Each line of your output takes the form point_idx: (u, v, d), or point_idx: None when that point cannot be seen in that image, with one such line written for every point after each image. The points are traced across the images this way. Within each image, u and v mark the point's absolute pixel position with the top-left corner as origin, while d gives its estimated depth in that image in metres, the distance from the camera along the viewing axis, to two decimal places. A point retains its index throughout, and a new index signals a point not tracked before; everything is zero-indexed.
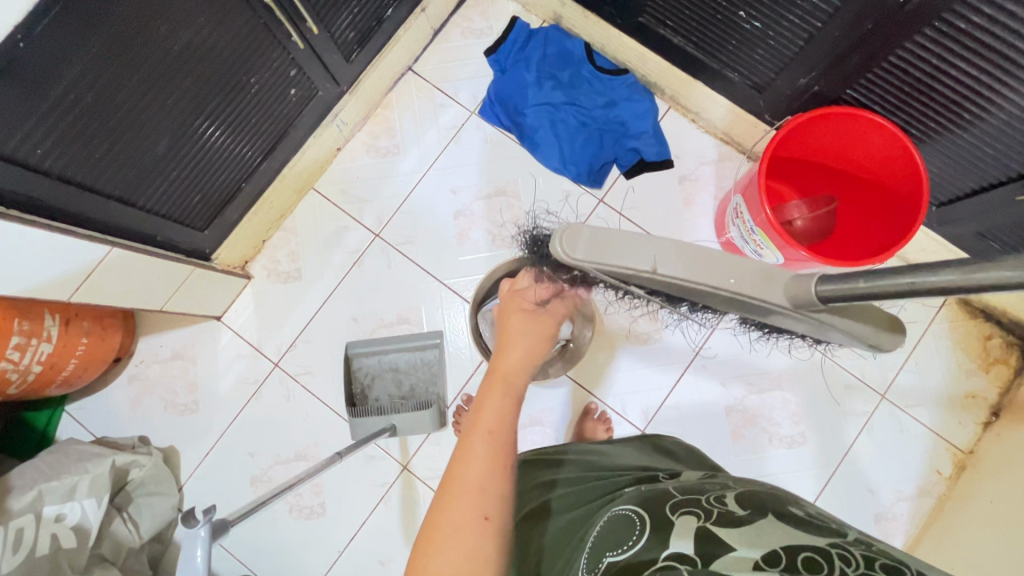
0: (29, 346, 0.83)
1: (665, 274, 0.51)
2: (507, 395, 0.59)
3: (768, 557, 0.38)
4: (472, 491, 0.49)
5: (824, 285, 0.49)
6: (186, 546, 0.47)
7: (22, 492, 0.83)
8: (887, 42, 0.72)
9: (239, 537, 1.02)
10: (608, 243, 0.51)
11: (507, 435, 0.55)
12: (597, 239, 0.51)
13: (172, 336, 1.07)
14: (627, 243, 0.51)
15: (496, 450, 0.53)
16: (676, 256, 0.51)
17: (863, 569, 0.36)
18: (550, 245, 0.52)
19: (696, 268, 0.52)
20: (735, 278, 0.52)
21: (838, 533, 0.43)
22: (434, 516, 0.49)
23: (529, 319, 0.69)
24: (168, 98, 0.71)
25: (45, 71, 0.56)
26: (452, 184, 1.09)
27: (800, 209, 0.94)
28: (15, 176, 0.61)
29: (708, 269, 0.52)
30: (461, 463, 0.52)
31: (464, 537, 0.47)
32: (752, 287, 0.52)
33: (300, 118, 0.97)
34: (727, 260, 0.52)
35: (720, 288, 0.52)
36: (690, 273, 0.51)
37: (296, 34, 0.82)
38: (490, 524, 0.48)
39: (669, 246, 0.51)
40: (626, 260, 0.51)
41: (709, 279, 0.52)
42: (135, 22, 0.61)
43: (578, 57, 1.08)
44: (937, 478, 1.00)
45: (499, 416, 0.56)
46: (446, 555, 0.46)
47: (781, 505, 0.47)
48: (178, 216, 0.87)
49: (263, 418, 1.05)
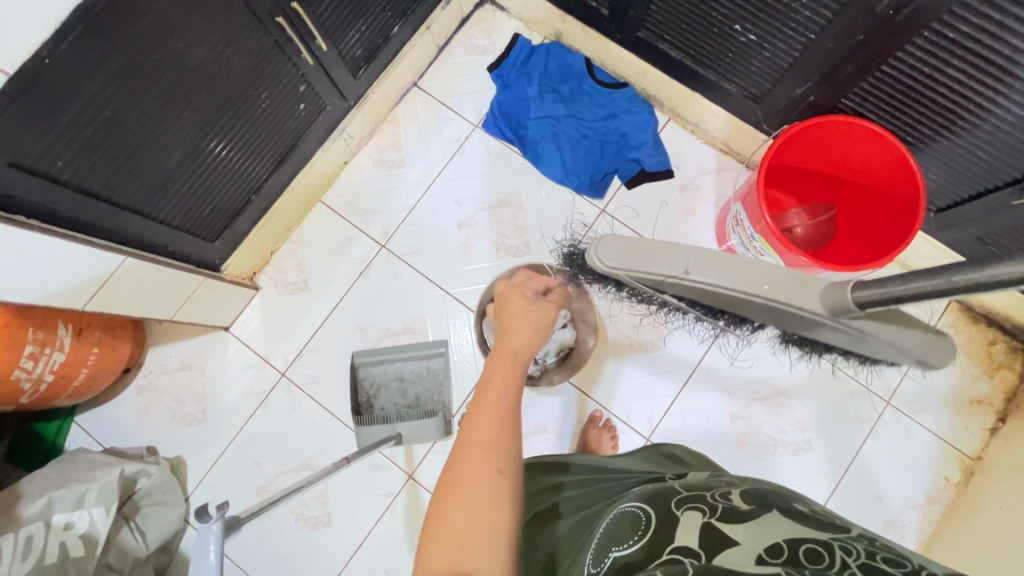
0: (42, 355, 0.84)
1: (695, 278, 0.66)
2: (515, 364, 0.62)
3: (770, 548, 0.39)
4: (486, 446, 0.51)
5: (858, 292, 0.59)
6: (199, 541, 0.48)
7: (32, 500, 0.84)
8: (879, 51, 0.74)
9: (244, 548, 1.02)
10: (645, 254, 0.66)
11: (514, 398, 0.57)
12: (633, 251, 0.67)
13: (180, 347, 1.09)
14: (661, 254, 0.66)
15: (505, 412, 0.55)
16: (706, 264, 0.66)
17: (864, 559, 0.37)
18: (589, 256, 0.68)
19: (723, 274, 0.66)
20: (768, 285, 0.65)
21: (841, 528, 0.43)
22: (449, 474, 0.50)
23: (528, 304, 0.71)
24: (182, 112, 0.74)
25: (66, 88, 0.58)
26: (457, 196, 1.11)
27: (800, 217, 0.95)
28: (36, 186, 0.63)
29: (734, 274, 0.66)
30: (475, 422, 0.53)
31: (479, 488, 0.48)
32: (784, 293, 0.65)
33: (308, 132, 0.99)
34: (757, 271, 0.66)
35: (754, 293, 0.66)
36: (716, 278, 0.66)
37: (306, 51, 0.84)
38: (505, 474, 0.50)
39: (700, 256, 0.66)
40: (662, 268, 0.66)
41: (740, 284, 0.66)
42: (153, 39, 0.63)
43: (578, 71, 1.11)
44: (946, 484, 0.99)
45: (508, 382, 0.59)
46: (464, 505, 0.47)
47: (786, 501, 0.48)
48: (190, 227, 0.89)
49: (269, 428, 1.05)
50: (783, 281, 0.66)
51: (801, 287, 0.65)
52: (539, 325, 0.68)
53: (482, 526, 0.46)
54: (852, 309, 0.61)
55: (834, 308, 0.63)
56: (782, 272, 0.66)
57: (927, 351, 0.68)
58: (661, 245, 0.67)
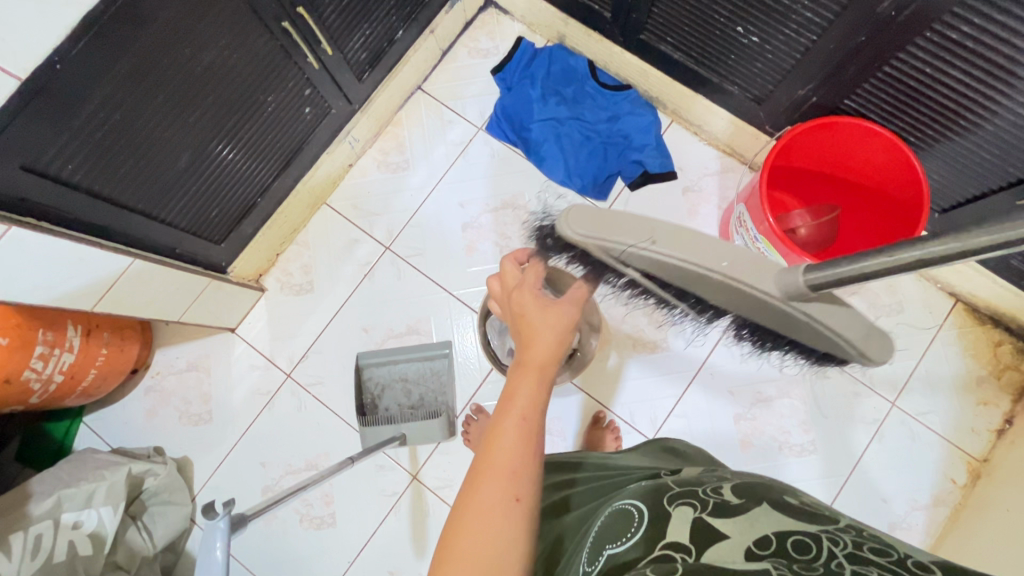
0: (51, 355, 0.85)
1: (658, 249, 0.59)
2: (539, 380, 0.58)
3: (759, 542, 0.40)
4: (504, 473, 0.50)
5: (811, 274, 0.58)
6: (206, 538, 0.49)
7: (41, 499, 0.85)
8: (881, 52, 0.75)
9: (250, 547, 1.03)
10: (611, 219, 0.60)
11: (538, 421, 0.54)
12: (598, 215, 0.60)
13: (187, 347, 1.10)
14: (626, 221, 0.60)
15: (528, 436, 0.53)
16: (673, 236, 0.60)
17: (851, 549, 0.38)
18: (558, 223, 0.62)
19: (688, 249, 0.60)
20: (728, 261, 0.59)
21: (829, 519, 0.44)
22: (465, 500, 0.49)
23: (546, 302, 0.64)
24: (189, 116, 0.75)
25: (76, 93, 0.59)
26: (461, 198, 1.12)
27: (804, 218, 0.95)
28: (47, 190, 0.64)
29: (698, 249, 0.59)
30: (494, 445, 0.52)
31: (494, 519, 0.47)
32: (742, 270, 0.59)
33: (313, 135, 1.00)
34: (721, 246, 0.60)
35: (713, 270, 0.59)
36: (679, 251, 0.59)
37: (311, 55, 0.85)
38: (522, 504, 0.49)
39: (667, 227, 0.60)
40: (625, 234, 0.59)
41: (701, 259, 0.59)
42: (162, 45, 0.64)
43: (581, 74, 1.12)
44: (951, 486, 0.99)
45: (531, 401, 0.56)
46: (477, 536, 0.47)
47: (776, 494, 0.48)
48: (197, 229, 0.90)
49: (274, 429, 1.06)
50: (743, 258, 0.59)
51: (757, 268, 0.59)
52: (557, 324, 0.62)
53: (495, 557, 0.46)
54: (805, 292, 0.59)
55: (788, 289, 0.59)
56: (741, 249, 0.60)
57: (870, 344, 0.63)
58: (626, 213, 0.60)
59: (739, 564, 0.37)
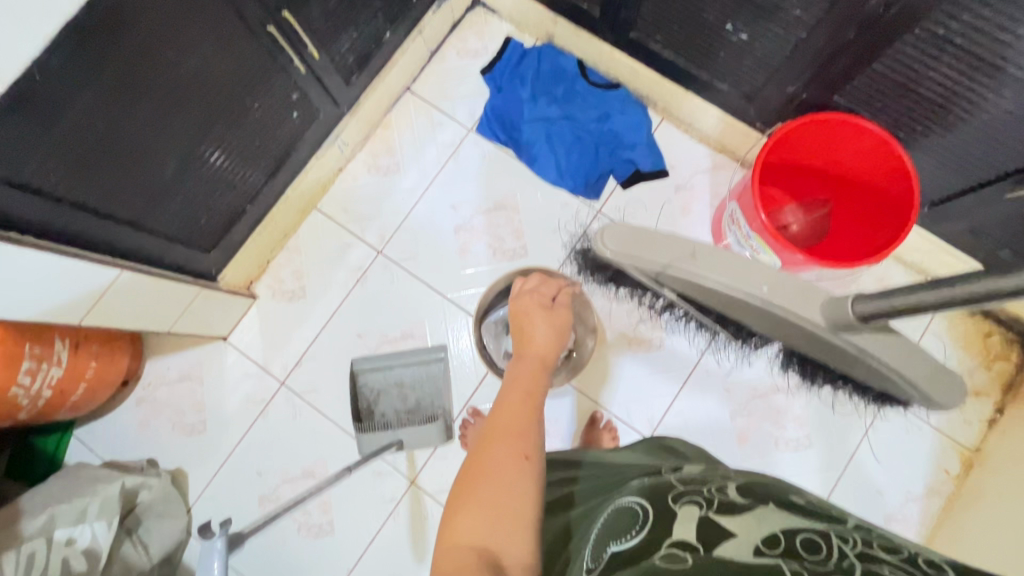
0: (39, 370, 0.84)
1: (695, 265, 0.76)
2: (544, 364, 0.71)
3: (768, 539, 0.40)
4: (515, 435, 0.56)
5: (857, 306, 0.67)
6: (202, 558, 0.48)
7: (34, 516, 0.84)
8: (869, 49, 0.75)
9: (248, 557, 1.02)
10: (645, 240, 0.76)
11: (540, 398, 0.64)
12: (638, 236, 0.77)
13: (178, 357, 1.08)
14: (662, 241, 0.76)
15: (532, 407, 0.62)
16: (714, 258, 0.76)
17: (861, 547, 0.38)
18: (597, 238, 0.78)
19: (724, 270, 0.75)
20: (767, 286, 0.74)
21: (837, 518, 0.44)
22: (480, 457, 0.55)
23: (548, 305, 0.78)
24: (176, 124, 0.73)
25: (59, 103, 0.58)
26: (453, 200, 1.11)
27: (796, 214, 0.99)
28: (27, 202, 0.62)
29: (733, 276, 0.75)
30: (504, 413, 0.60)
31: (508, 469, 0.53)
32: (783, 294, 0.74)
33: (302, 139, 0.99)
34: (761, 272, 0.75)
35: (754, 292, 0.74)
36: (717, 272, 0.75)
37: (298, 59, 0.84)
38: (531, 462, 0.54)
39: (706, 249, 0.76)
40: (664, 255, 0.76)
41: (743, 284, 0.75)
42: (146, 52, 0.63)
43: (571, 73, 1.11)
44: (945, 477, 1.00)
45: (536, 381, 0.67)
46: (492, 485, 0.52)
47: (783, 494, 0.48)
48: (185, 237, 0.89)
49: (269, 437, 1.05)
50: (784, 288, 0.74)
51: (802, 297, 0.73)
52: (559, 326, 0.76)
53: (507, 504, 0.50)
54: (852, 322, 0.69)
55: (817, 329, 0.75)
56: (785, 281, 0.74)
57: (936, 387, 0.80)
58: (663, 236, 0.77)
59: (750, 561, 0.37)
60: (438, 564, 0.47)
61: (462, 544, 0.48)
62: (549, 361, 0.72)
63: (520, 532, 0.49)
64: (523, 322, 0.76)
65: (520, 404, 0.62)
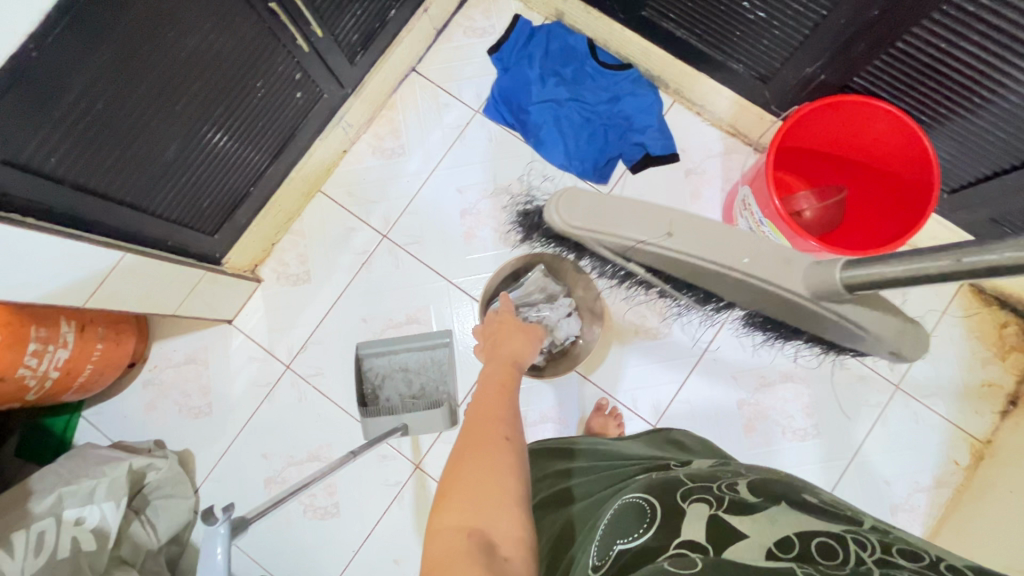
0: (45, 352, 0.84)
1: (674, 242, 0.65)
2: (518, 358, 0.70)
3: (780, 542, 0.39)
4: (492, 419, 0.56)
5: (848, 273, 0.58)
6: (206, 543, 0.48)
7: (42, 496, 0.85)
8: (892, 29, 0.72)
9: (254, 538, 1.03)
10: (609, 212, 0.67)
11: (514, 390, 0.64)
12: (598, 208, 0.68)
13: (185, 340, 1.09)
14: (624, 211, 0.66)
15: (504, 397, 0.61)
16: (690, 230, 0.65)
17: (880, 554, 0.37)
18: (550, 209, 0.69)
19: (704, 245, 0.64)
20: (748, 258, 0.63)
21: (850, 520, 0.43)
22: (460, 444, 0.54)
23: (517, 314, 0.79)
24: (176, 103, 0.72)
25: (56, 81, 0.57)
26: (458, 184, 1.09)
27: (809, 200, 0.92)
28: (26, 181, 0.61)
29: (712, 245, 0.64)
30: (477, 403, 0.60)
31: (489, 449, 0.53)
32: (762, 268, 0.63)
33: (306, 121, 0.97)
34: (740, 242, 0.64)
35: (733, 267, 0.64)
36: (697, 247, 0.64)
37: (301, 38, 0.82)
38: (511, 443, 0.54)
39: (682, 216, 0.65)
40: (636, 231, 0.66)
41: (721, 256, 0.64)
42: (143, 28, 0.61)
43: (581, 53, 1.08)
44: (954, 468, 0.99)
45: (509, 373, 0.66)
46: (474, 463, 0.51)
47: (795, 493, 0.47)
48: (189, 219, 0.88)
49: (275, 420, 1.06)
50: (765, 257, 0.63)
51: (784, 263, 0.63)
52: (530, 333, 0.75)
53: (492, 481, 0.50)
54: (841, 292, 0.60)
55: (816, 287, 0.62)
56: (765, 248, 0.63)
57: (903, 341, 0.68)
58: (629, 204, 0.67)
59: (761, 564, 0.36)
60: (427, 547, 0.47)
61: (449, 526, 0.47)
62: (522, 362, 0.71)
63: (509, 508, 0.48)
64: (503, 322, 0.76)
65: (492, 394, 0.61)
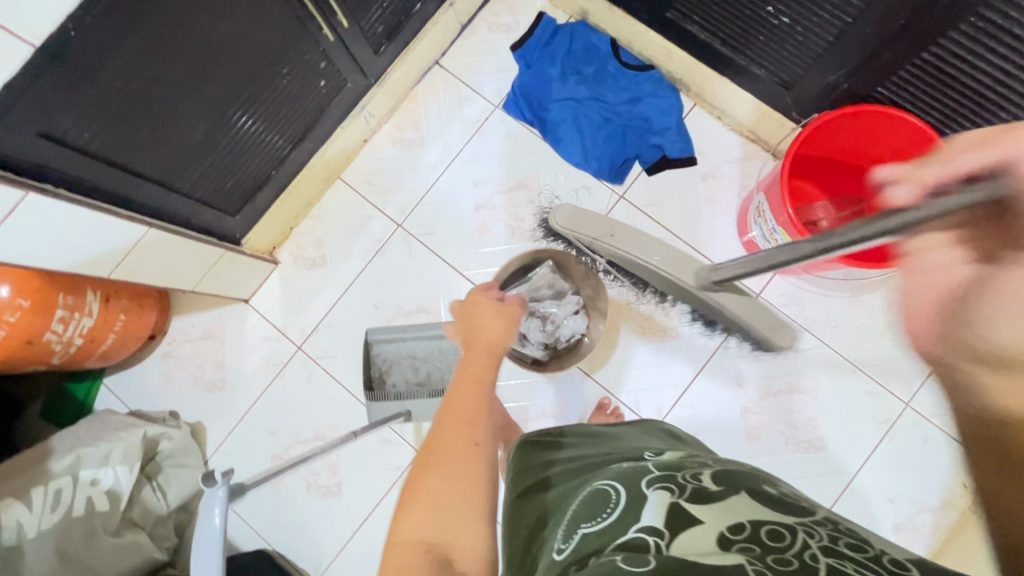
0: (72, 319, 0.88)
1: (617, 243, 0.89)
2: (496, 347, 0.68)
3: (732, 527, 0.40)
4: (464, 422, 0.58)
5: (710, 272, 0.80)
6: (206, 505, 0.51)
7: (62, 455, 0.90)
8: (919, 38, 0.71)
9: (259, 511, 1.06)
10: (583, 218, 0.90)
11: (490, 382, 0.64)
12: (578, 213, 0.91)
13: (203, 316, 1.12)
14: (588, 217, 0.90)
15: (480, 393, 0.61)
16: (631, 236, 0.90)
17: (827, 542, 0.38)
18: (550, 215, 0.92)
19: (636, 247, 0.89)
20: (659, 256, 0.88)
21: (806, 511, 0.44)
22: (432, 446, 0.56)
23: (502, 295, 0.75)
24: (206, 87, 0.74)
25: (94, 59, 0.60)
26: (474, 177, 1.10)
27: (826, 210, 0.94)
28: (61, 156, 0.65)
29: (645, 249, 0.89)
30: (452, 399, 0.60)
31: (461, 458, 0.55)
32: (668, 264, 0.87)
33: (328, 109, 1.00)
34: (659, 248, 0.88)
35: (650, 262, 0.88)
36: (630, 247, 0.89)
37: (327, 27, 0.84)
38: (481, 449, 0.56)
39: (627, 228, 0.90)
40: (593, 231, 0.90)
41: (643, 252, 0.89)
42: (178, 14, 0.64)
43: (603, 53, 1.08)
44: (963, 491, 0.96)
45: (488, 363, 0.66)
46: (444, 474, 0.54)
47: (756, 483, 0.48)
48: (213, 200, 0.91)
49: (285, 399, 1.09)
50: (672, 259, 0.87)
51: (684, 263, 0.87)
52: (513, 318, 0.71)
53: (458, 494, 0.53)
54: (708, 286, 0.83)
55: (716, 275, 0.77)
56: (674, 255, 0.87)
57: None
58: (597, 215, 0.91)
59: (719, 554, 0.36)
60: (388, 559, 0.49)
61: (412, 539, 0.50)
62: (500, 347, 0.69)
63: (473, 522, 0.52)
64: (477, 303, 0.72)
65: (466, 388, 0.61)
